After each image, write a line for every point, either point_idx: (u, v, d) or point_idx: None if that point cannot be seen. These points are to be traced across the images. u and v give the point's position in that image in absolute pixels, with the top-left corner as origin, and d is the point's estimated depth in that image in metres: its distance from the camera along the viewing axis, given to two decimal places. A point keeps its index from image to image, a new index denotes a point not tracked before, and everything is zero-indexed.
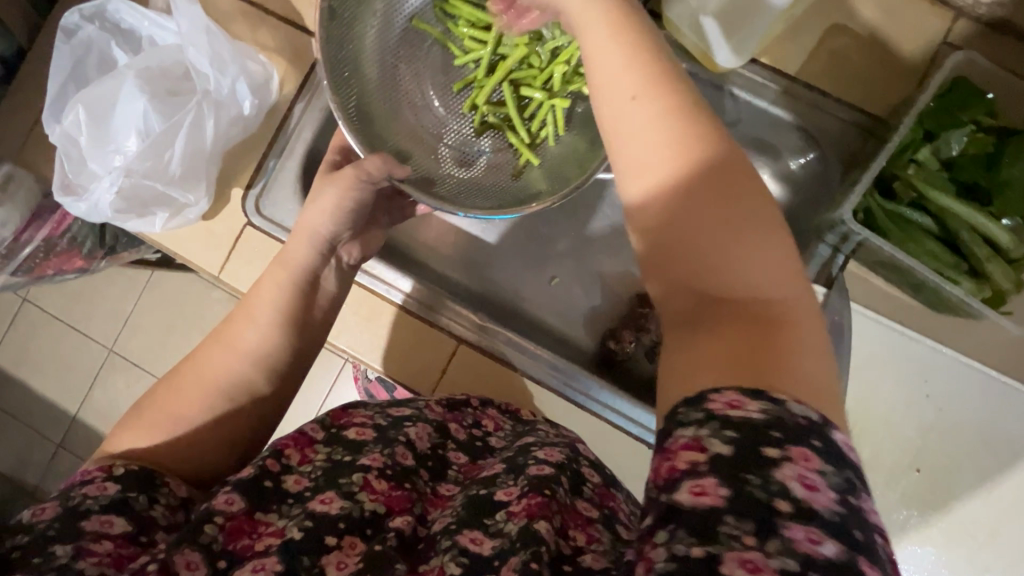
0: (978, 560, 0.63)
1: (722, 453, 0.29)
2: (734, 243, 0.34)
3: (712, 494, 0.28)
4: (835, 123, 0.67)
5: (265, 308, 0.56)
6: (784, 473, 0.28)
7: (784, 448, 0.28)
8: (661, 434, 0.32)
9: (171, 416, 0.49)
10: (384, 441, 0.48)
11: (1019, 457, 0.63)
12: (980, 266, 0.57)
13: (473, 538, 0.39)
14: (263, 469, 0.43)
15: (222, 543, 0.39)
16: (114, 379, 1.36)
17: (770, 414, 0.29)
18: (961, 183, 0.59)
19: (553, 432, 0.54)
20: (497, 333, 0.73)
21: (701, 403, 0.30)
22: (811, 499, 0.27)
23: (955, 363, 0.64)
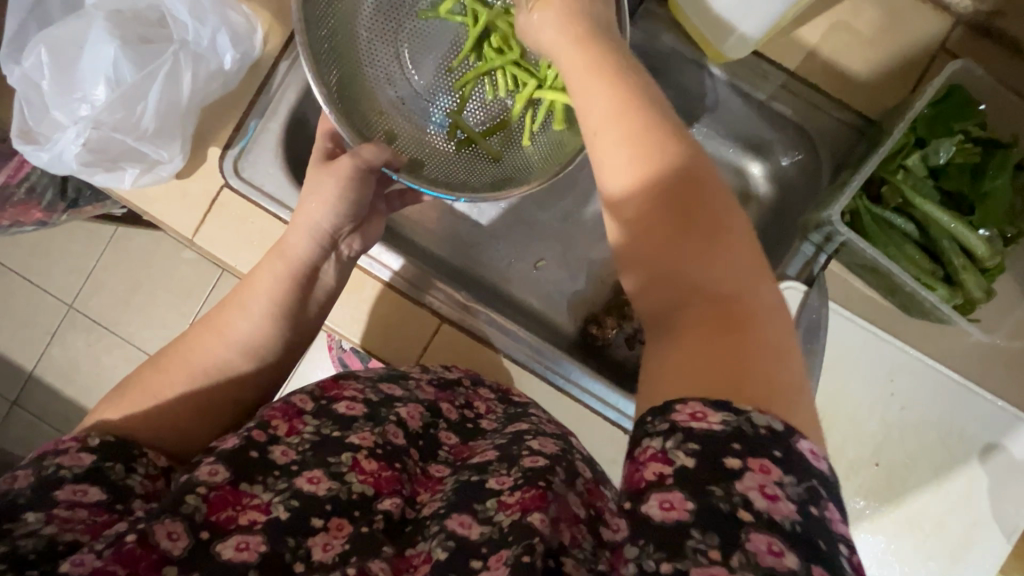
0: (925, 551, 0.66)
1: (687, 466, 0.29)
2: (703, 247, 0.35)
3: (679, 508, 0.28)
4: (830, 121, 0.67)
5: (262, 285, 0.55)
6: (745, 484, 0.28)
7: (743, 458, 0.29)
8: (631, 442, 0.32)
9: (153, 391, 0.47)
10: (375, 419, 0.47)
11: (970, 455, 0.66)
12: (955, 274, 0.59)
13: (462, 522, 0.39)
14: (249, 440, 0.42)
15: (204, 514, 0.37)
16: (73, 336, 1.30)
17: (730, 425, 0.29)
18: (946, 192, 0.60)
19: (548, 422, 0.55)
20: (481, 314, 0.73)
21: (666, 413, 0.30)
22: (772, 510, 0.28)
23: (921, 364, 0.67)
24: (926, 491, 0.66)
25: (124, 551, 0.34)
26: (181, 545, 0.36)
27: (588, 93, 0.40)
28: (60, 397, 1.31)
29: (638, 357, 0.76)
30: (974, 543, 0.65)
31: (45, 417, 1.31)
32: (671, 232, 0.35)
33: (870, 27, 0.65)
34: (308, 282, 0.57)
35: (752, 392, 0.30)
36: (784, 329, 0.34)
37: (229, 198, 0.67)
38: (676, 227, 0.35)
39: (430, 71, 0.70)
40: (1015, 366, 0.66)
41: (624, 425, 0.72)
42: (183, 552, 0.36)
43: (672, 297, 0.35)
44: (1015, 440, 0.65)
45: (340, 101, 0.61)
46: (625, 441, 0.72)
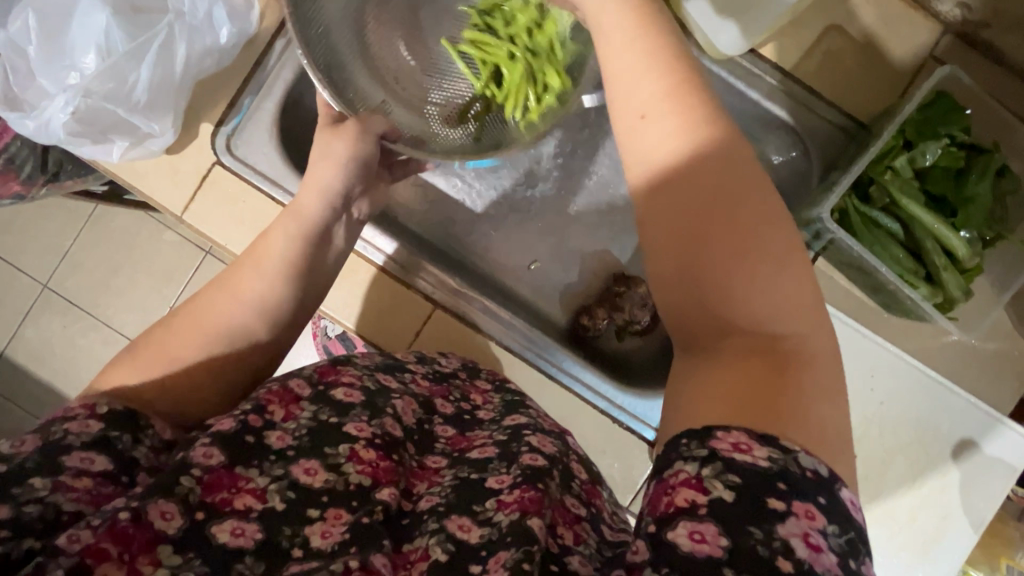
0: (898, 542, 0.68)
1: (726, 499, 0.30)
2: (757, 278, 0.35)
3: (711, 543, 0.29)
4: (820, 123, 0.69)
5: (273, 251, 0.53)
6: (789, 529, 0.29)
7: (789, 502, 0.29)
8: (663, 467, 0.33)
9: (167, 358, 0.46)
10: (372, 409, 0.46)
11: (945, 451, 0.68)
12: (936, 273, 0.61)
13: (461, 525, 0.39)
14: (244, 424, 0.41)
15: (200, 495, 0.37)
16: (49, 317, 1.26)
17: (776, 463, 0.30)
18: (931, 195, 0.62)
19: (544, 417, 0.55)
20: (475, 301, 0.73)
21: (707, 439, 0.31)
22: (815, 561, 0.28)
23: (901, 362, 0.69)
24: (902, 486, 0.69)
25: (119, 527, 0.33)
26: (175, 524, 0.35)
27: (635, 72, 0.40)
28: (33, 379, 1.27)
29: (626, 349, 0.77)
30: (945, 537, 0.68)
31: (15, 398, 1.27)
32: (722, 256, 0.35)
33: (863, 31, 0.67)
34: (317, 248, 0.56)
35: (803, 434, 0.31)
36: (833, 372, 0.35)
37: (222, 176, 0.66)
38: (727, 252, 0.35)
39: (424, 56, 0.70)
40: (990, 365, 0.68)
41: (613, 414, 0.73)
42: (178, 531, 0.35)
43: (712, 322, 0.36)
44: (988, 439, 0.68)
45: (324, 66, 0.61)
46: (614, 432, 0.73)
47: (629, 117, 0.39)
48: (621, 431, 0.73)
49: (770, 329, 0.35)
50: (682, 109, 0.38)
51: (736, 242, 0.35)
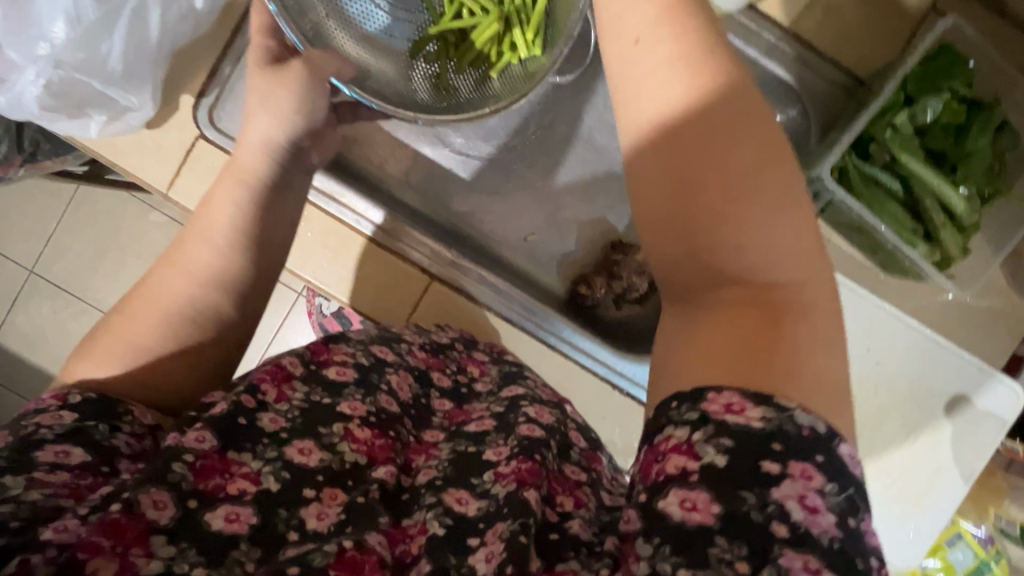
0: (890, 494, 0.70)
1: (717, 464, 0.30)
2: (750, 224, 0.34)
3: (703, 510, 0.29)
4: (819, 81, 0.67)
5: (226, 218, 0.51)
6: (783, 491, 0.29)
7: (783, 463, 0.29)
8: (653, 431, 0.33)
9: (138, 344, 0.45)
10: (366, 388, 0.47)
11: (937, 407, 0.70)
12: (935, 231, 0.61)
13: (459, 499, 0.39)
14: (238, 405, 0.40)
15: (192, 482, 0.35)
16: (38, 302, 1.24)
17: (771, 422, 0.30)
18: (930, 151, 0.61)
19: (542, 388, 0.55)
20: (470, 271, 0.72)
21: (698, 402, 0.31)
22: (811, 523, 0.28)
23: (898, 322, 0.69)
24: (896, 442, 0.70)
25: (109, 520, 0.32)
26: (167, 514, 0.34)
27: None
28: (27, 365, 1.26)
29: (626, 317, 0.76)
30: (937, 488, 0.70)
31: (11, 385, 1.26)
32: (712, 203, 0.34)
33: None
34: (274, 210, 0.55)
35: (802, 394, 0.31)
36: (836, 322, 0.34)
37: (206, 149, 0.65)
38: (716, 198, 0.34)
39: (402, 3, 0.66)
40: (985, 322, 0.69)
41: (613, 380, 0.74)
42: (170, 521, 0.34)
43: (701, 267, 0.35)
44: (981, 394, 0.69)
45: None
46: (615, 397, 0.75)
47: (623, 43, 0.39)
48: (620, 396, 0.75)
49: (762, 278, 0.34)
50: (675, 28, 0.37)
51: (727, 188, 0.34)
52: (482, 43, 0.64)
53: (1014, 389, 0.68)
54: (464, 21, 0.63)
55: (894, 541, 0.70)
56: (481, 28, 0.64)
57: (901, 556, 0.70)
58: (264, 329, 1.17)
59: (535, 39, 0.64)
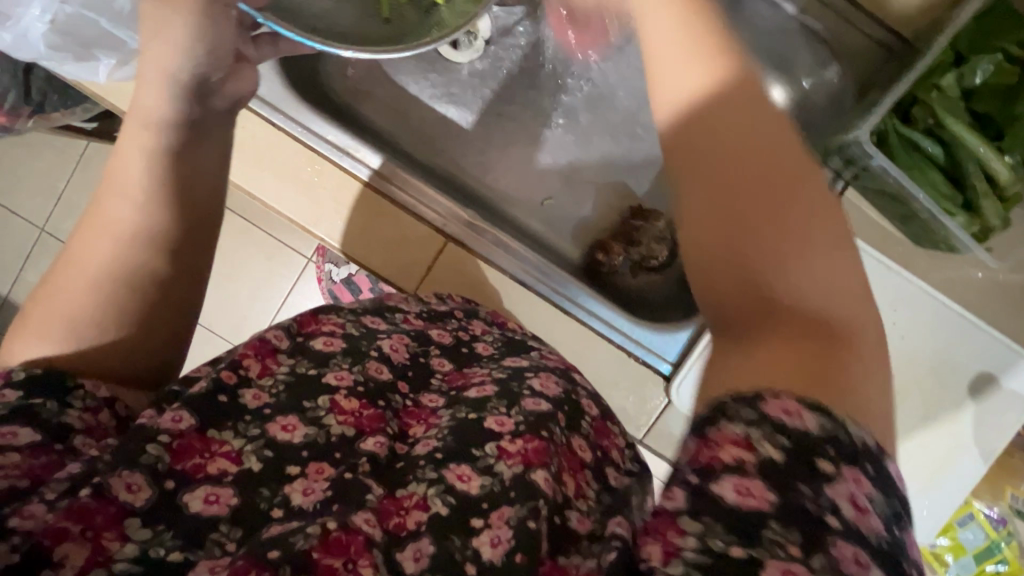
0: (902, 469, 0.69)
1: (774, 459, 0.27)
2: (805, 250, 0.31)
3: (759, 497, 0.26)
4: (858, 38, 0.64)
5: (131, 175, 0.42)
6: (836, 490, 0.26)
7: (838, 464, 0.26)
8: (702, 421, 0.29)
9: (74, 321, 0.38)
10: (354, 356, 0.46)
11: (961, 385, 0.68)
12: (975, 200, 0.58)
13: (460, 475, 0.37)
14: (218, 382, 0.39)
15: (169, 463, 0.34)
16: (46, 260, 1.24)
17: (828, 431, 0.27)
18: (976, 115, 0.58)
19: (549, 357, 0.54)
20: (487, 233, 0.70)
21: (756, 402, 0.28)
22: (862, 522, 0.26)
23: (922, 296, 0.67)
24: (914, 418, 0.69)
25: (78, 505, 0.31)
26: (143, 497, 0.33)
27: None
28: None
29: (642, 285, 0.74)
30: (956, 465, 0.69)
31: None
32: (768, 222, 0.31)
33: None
34: (179, 156, 0.44)
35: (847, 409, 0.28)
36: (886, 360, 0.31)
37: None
38: (775, 216, 0.31)
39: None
40: (1014, 298, 0.67)
41: (630, 349, 0.71)
42: (146, 503, 0.33)
43: (750, 292, 0.31)
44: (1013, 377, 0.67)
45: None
46: (630, 364, 0.73)
47: (678, 48, 0.35)
48: (636, 364, 0.72)
49: (817, 309, 0.30)
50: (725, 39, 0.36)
51: (785, 208, 0.31)
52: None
53: None
54: None
55: (906, 518, 0.69)
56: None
57: (913, 533, 0.70)
58: (274, 291, 1.16)
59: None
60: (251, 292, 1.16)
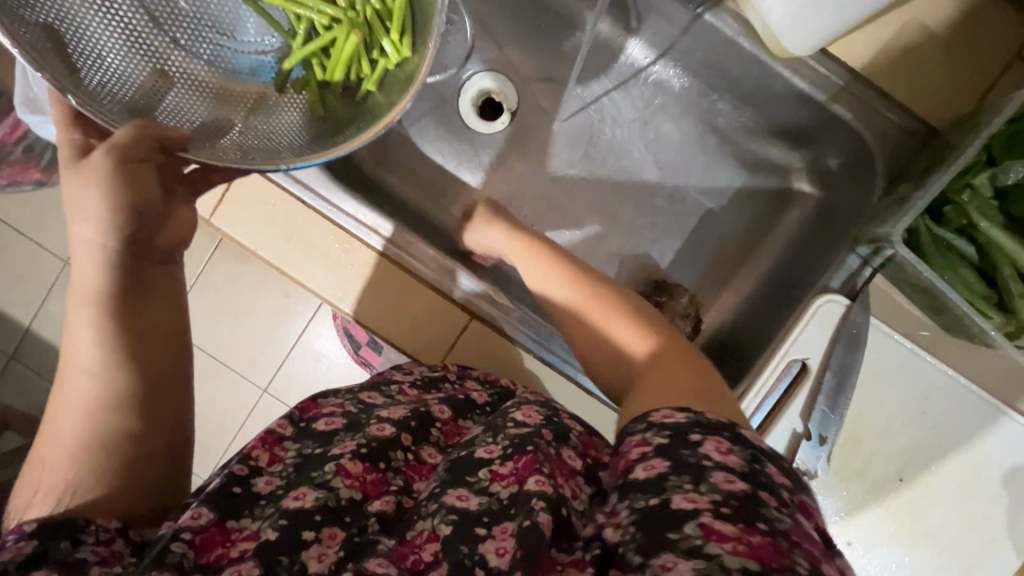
0: (938, 562, 0.67)
1: (663, 442, 0.40)
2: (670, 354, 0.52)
3: (659, 465, 0.39)
4: (888, 127, 0.63)
5: (82, 346, 0.46)
6: (705, 447, 0.39)
7: (703, 434, 0.40)
8: (619, 440, 0.43)
9: (66, 488, 0.42)
10: (355, 427, 0.51)
11: (995, 476, 0.66)
12: (1010, 301, 0.57)
13: (459, 496, 0.44)
14: (232, 475, 0.45)
15: (193, 558, 0.40)
16: (52, 291, 1.20)
17: (692, 417, 0.41)
18: (1012, 215, 0.57)
19: (532, 394, 0.59)
20: (511, 310, 0.69)
21: (647, 416, 0.43)
22: (727, 459, 0.38)
23: (955, 385, 0.66)
24: (949, 511, 0.67)
25: None
26: None
27: None
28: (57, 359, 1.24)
29: None
30: (987, 558, 0.66)
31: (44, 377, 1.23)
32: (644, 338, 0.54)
33: (948, 29, 0.61)
34: (135, 311, 0.48)
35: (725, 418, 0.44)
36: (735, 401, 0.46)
37: (149, 174, 0.50)
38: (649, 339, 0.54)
39: (219, 22, 0.66)
40: None
41: None
42: None
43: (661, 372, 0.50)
44: None
45: (72, 70, 0.53)
46: None
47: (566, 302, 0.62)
48: None
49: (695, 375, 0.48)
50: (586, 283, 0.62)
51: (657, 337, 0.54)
52: (346, 55, 0.63)
53: None
54: (321, 40, 0.63)
55: None
56: (342, 36, 0.63)
57: None
58: (292, 328, 1.17)
59: (402, 36, 0.63)
60: (268, 328, 1.17)
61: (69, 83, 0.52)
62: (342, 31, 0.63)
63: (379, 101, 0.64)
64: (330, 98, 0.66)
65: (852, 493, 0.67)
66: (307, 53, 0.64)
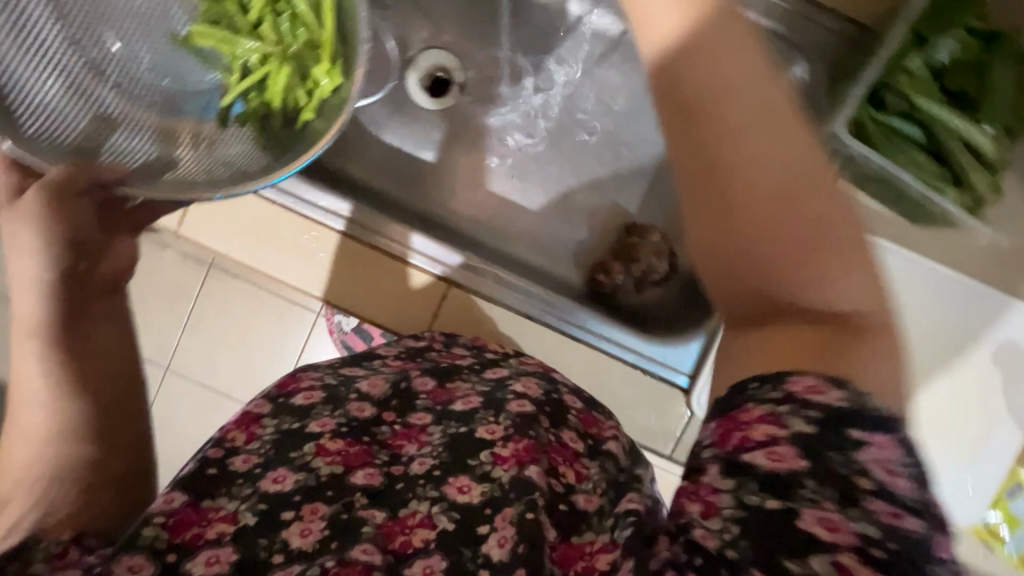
0: (939, 448, 0.68)
1: (805, 432, 0.29)
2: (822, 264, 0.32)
3: (790, 462, 0.29)
4: (820, 32, 0.65)
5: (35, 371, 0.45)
6: (870, 455, 0.28)
7: (870, 433, 0.28)
8: (726, 403, 0.32)
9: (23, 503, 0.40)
10: (336, 402, 0.51)
11: (987, 358, 0.67)
12: (963, 174, 0.57)
13: (460, 488, 0.43)
14: (207, 458, 0.46)
15: (168, 538, 0.39)
16: None
17: (853, 400, 0.29)
18: (948, 92, 0.58)
19: (529, 365, 0.59)
20: (487, 273, 0.74)
21: (780, 382, 0.30)
22: (895, 483, 0.28)
23: (934, 276, 0.66)
24: (946, 399, 0.68)
25: None
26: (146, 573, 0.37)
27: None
28: None
29: (647, 301, 0.75)
30: (989, 439, 0.68)
31: None
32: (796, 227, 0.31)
33: None
34: (82, 337, 0.47)
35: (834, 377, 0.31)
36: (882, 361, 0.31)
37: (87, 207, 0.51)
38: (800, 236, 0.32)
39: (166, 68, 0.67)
40: None
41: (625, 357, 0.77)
42: None
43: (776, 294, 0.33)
44: None
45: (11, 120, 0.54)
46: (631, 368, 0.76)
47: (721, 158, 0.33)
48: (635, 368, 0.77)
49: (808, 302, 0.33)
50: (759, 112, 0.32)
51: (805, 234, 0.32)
52: (281, 88, 0.65)
53: None
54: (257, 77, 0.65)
55: (958, 501, 0.69)
56: (275, 69, 0.65)
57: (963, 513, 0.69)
58: None
59: (333, 65, 0.64)
60: None
61: (8, 130, 0.53)
62: (275, 66, 0.65)
63: (318, 123, 0.62)
64: (275, 130, 0.66)
65: None
66: (246, 90, 0.66)
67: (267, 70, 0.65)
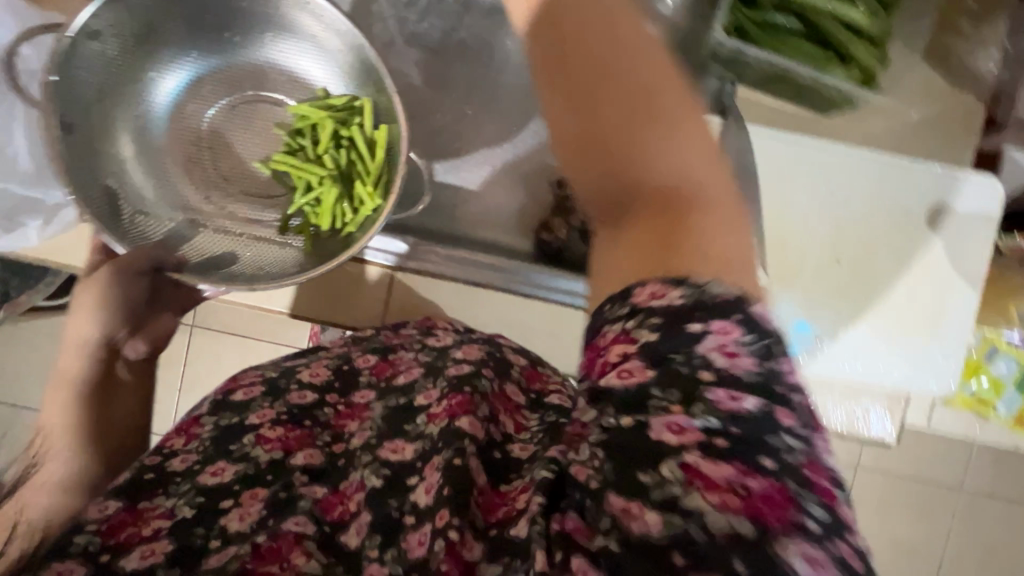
0: (902, 325, 0.69)
1: (648, 340, 0.28)
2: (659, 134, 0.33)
3: (639, 374, 0.29)
4: None
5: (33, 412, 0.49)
6: (706, 345, 0.28)
7: (706, 321, 0.28)
8: (591, 330, 0.31)
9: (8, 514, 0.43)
10: (275, 393, 0.52)
11: (920, 227, 0.68)
12: (847, 51, 0.60)
13: (395, 449, 0.45)
14: (143, 465, 0.44)
15: (100, 542, 0.38)
16: None
17: (691, 296, 0.28)
18: None
19: (474, 333, 0.61)
20: (431, 251, 0.75)
21: (626, 297, 0.30)
22: (734, 367, 0.27)
23: (851, 158, 0.68)
24: (893, 276, 0.69)
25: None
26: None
27: None
28: None
29: None
30: (946, 307, 0.68)
31: None
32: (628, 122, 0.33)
33: None
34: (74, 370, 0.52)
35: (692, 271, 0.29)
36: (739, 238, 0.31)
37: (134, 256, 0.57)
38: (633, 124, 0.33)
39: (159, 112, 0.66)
40: (935, 128, 0.70)
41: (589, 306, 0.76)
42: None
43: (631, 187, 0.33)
44: (957, 199, 0.68)
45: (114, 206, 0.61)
46: None
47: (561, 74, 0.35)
48: None
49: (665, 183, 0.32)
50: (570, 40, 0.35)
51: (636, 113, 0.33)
52: (330, 206, 0.66)
53: (990, 184, 0.68)
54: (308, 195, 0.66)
55: (927, 370, 0.69)
56: (326, 191, 0.66)
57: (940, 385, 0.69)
58: None
59: (376, 187, 0.66)
60: None
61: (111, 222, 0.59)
62: (324, 183, 0.66)
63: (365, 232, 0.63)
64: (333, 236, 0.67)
65: (797, 295, 0.69)
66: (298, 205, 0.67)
67: (313, 184, 0.66)
